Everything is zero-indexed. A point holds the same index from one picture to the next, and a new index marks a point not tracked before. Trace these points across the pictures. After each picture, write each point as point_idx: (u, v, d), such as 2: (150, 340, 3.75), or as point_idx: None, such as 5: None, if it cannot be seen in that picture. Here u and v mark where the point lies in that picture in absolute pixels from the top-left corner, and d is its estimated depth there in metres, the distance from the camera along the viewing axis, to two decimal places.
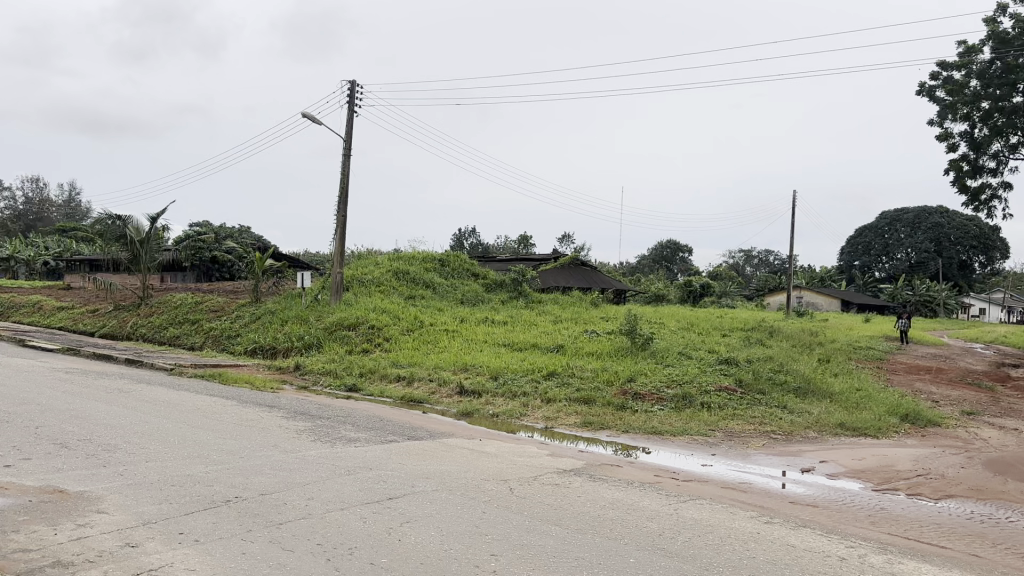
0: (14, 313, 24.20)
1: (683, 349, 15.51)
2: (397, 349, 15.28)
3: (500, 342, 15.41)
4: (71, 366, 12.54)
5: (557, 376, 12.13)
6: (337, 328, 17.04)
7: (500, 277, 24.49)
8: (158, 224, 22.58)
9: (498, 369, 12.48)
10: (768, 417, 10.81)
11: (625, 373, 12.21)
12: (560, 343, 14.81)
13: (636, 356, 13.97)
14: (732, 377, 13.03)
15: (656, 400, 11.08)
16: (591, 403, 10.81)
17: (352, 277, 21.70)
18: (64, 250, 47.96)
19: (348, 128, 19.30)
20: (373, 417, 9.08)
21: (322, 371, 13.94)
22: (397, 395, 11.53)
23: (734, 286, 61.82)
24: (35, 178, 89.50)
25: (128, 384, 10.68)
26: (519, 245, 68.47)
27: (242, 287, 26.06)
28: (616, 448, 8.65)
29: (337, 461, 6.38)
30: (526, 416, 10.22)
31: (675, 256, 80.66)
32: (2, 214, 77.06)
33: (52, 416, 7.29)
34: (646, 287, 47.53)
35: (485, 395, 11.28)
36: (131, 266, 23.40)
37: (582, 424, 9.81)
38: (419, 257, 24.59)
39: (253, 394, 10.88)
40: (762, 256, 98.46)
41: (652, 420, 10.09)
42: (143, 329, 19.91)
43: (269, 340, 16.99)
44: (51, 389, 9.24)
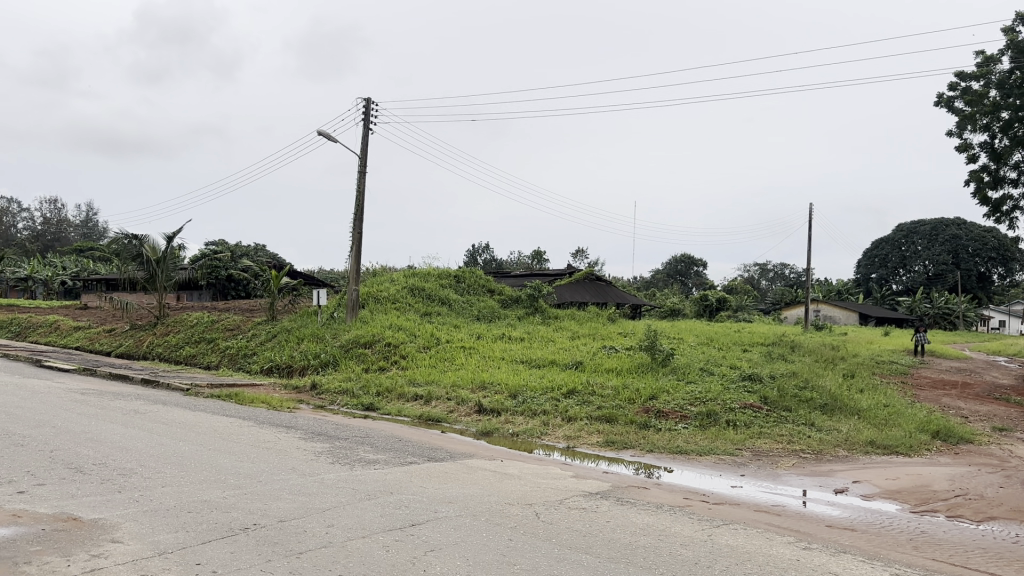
0: (31, 332, 24.26)
1: (703, 364, 15.26)
2: (414, 366, 15.12)
3: (518, 359, 15.22)
4: (87, 387, 12.45)
5: (577, 393, 11.92)
6: (353, 346, 16.91)
7: (516, 292, 24.32)
8: (174, 243, 22.58)
9: (517, 387, 12.28)
10: (795, 436, 10.55)
11: (646, 390, 11.99)
12: (579, 360, 14.60)
13: (656, 372, 13.73)
14: (756, 394, 12.77)
15: (679, 418, 10.85)
16: (613, 421, 10.59)
17: (367, 294, 21.61)
18: (81, 269, 48.32)
19: (364, 145, 19.27)
20: (392, 437, 8.90)
21: (339, 390, 13.79)
22: (415, 415, 11.35)
23: (750, 300, 61.31)
24: (53, 200, 90.46)
25: (144, 405, 10.57)
26: (532, 261, 68.33)
27: (258, 305, 26.02)
28: (641, 469, 8.43)
29: (356, 485, 6.20)
30: (547, 435, 10.02)
31: (689, 270, 80.24)
32: (20, 235, 77.89)
33: (66, 439, 7.16)
34: (662, 301, 47.16)
35: (504, 414, 11.08)
36: (148, 285, 23.40)
37: (604, 443, 9.60)
38: (434, 274, 24.49)
39: (270, 414, 10.75)
40: (778, 269, 97.83)
41: (678, 439, 9.86)
42: (159, 349, 19.87)
43: (285, 359, 16.88)
44: (66, 411, 9.13)
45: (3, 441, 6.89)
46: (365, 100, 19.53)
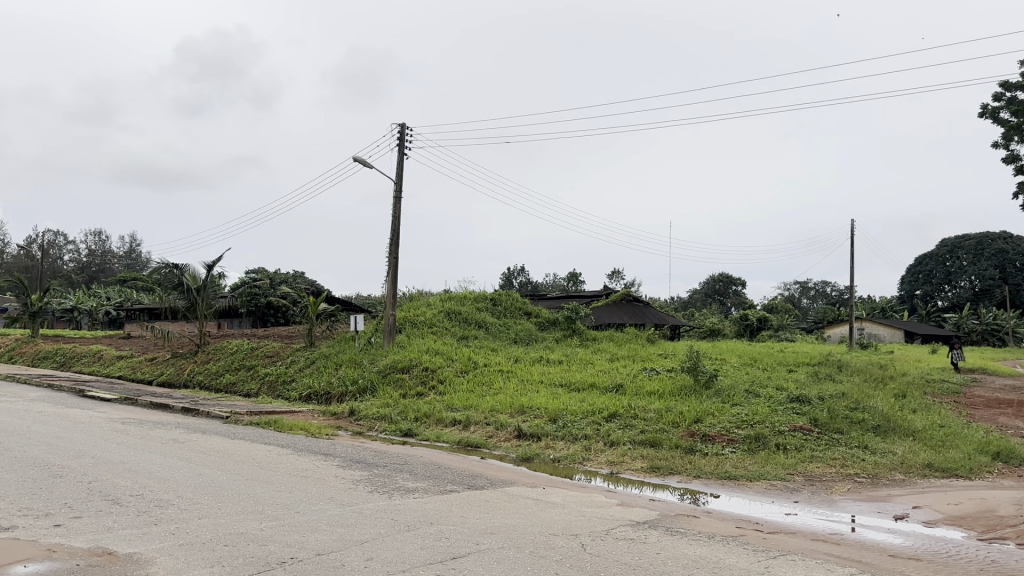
0: (76, 362, 24.64)
1: (748, 386, 14.86)
2: (452, 391, 14.96)
3: (557, 382, 14.97)
4: (128, 416, 12.49)
5: (619, 417, 11.64)
6: (390, 371, 16.82)
7: (554, 315, 24.09)
8: (214, 271, 22.81)
9: (557, 411, 12.03)
10: (849, 459, 10.15)
11: (691, 413, 11.65)
12: (619, 382, 14.31)
13: (700, 395, 13.37)
14: (805, 416, 12.36)
15: (726, 442, 10.51)
16: (657, 445, 10.28)
17: (404, 319, 21.57)
18: (125, 299, 49.31)
19: (399, 170, 19.34)
20: (431, 464, 8.73)
21: (377, 416, 13.65)
22: (454, 440, 11.17)
23: (791, 319, 60.24)
24: (98, 232, 92.93)
25: (183, 434, 10.54)
26: (567, 282, 68.13)
27: (297, 331, 26.14)
28: (689, 496, 8.15)
29: (396, 515, 6.02)
30: (589, 460, 9.76)
31: (728, 290, 79.27)
32: (67, 267, 79.97)
33: (105, 470, 7.11)
34: (701, 322, 46.54)
35: (545, 438, 10.85)
36: (189, 313, 23.64)
37: (648, 469, 9.31)
38: (471, 297, 24.40)
39: (308, 441, 10.66)
40: (819, 288, 96.11)
41: (726, 464, 9.55)
42: (200, 377, 20.00)
43: (323, 385, 16.84)
44: (106, 440, 9.12)
45: (42, 472, 6.86)
46: (400, 125, 19.64)
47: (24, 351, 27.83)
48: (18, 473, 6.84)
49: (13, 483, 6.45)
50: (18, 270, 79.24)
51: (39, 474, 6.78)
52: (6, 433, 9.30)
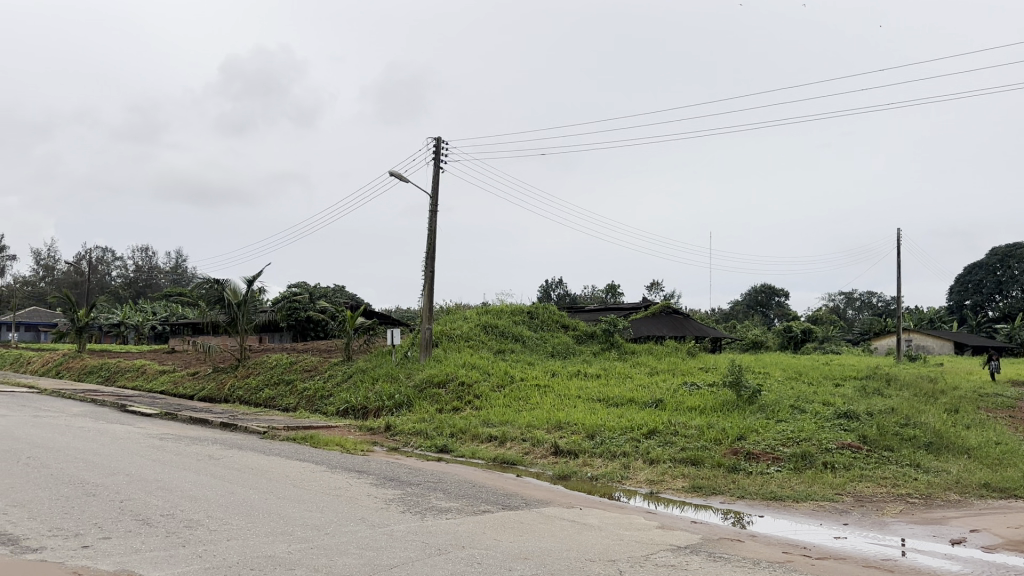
0: (120, 377, 25.02)
1: (794, 401, 14.43)
2: (488, 406, 14.78)
3: (595, 397, 14.69)
4: (166, 431, 12.56)
5: (659, 433, 11.34)
6: (426, 386, 16.71)
7: (591, 327, 23.81)
8: (254, 286, 22.99)
9: (595, 427, 11.78)
10: (900, 479, 9.73)
11: (733, 430, 11.31)
12: (659, 397, 13.99)
13: (744, 410, 13.00)
14: (853, 432, 11.94)
15: (771, 460, 10.17)
16: (699, 464, 9.98)
17: (440, 333, 21.49)
18: (170, 313, 50.23)
19: (434, 184, 19.31)
20: (466, 482, 8.55)
21: (413, 432, 13.53)
22: (490, 457, 10.98)
23: (836, 330, 58.93)
24: (144, 249, 95.11)
25: (218, 450, 10.54)
26: (606, 295, 67.72)
27: (335, 345, 26.24)
28: (731, 518, 7.88)
29: (426, 537, 5.85)
30: (628, 479, 9.49)
31: (770, 301, 77.97)
32: (115, 283, 81.91)
33: (138, 488, 7.10)
34: (744, 334, 45.75)
35: (582, 455, 10.61)
36: (229, 328, 23.89)
37: (690, 488, 9.02)
38: (507, 311, 24.24)
39: (342, 457, 10.56)
40: (864, 298, 94.18)
41: (770, 484, 9.22)
42: (240, 391, 20.12)
43: (360, 400, 16.80)
44: (141, 457, 9.13)
45: (75, 491, 6.87)
46: (435, 139, 19.62)
47: (71, 366, 28.38)
48: (53, 490, 6.85)
49: (47, 501, 6.44)
50: (69, 286, 81.32)
51: (73, 492, 6.79)
52: (45, 449, 9.37)
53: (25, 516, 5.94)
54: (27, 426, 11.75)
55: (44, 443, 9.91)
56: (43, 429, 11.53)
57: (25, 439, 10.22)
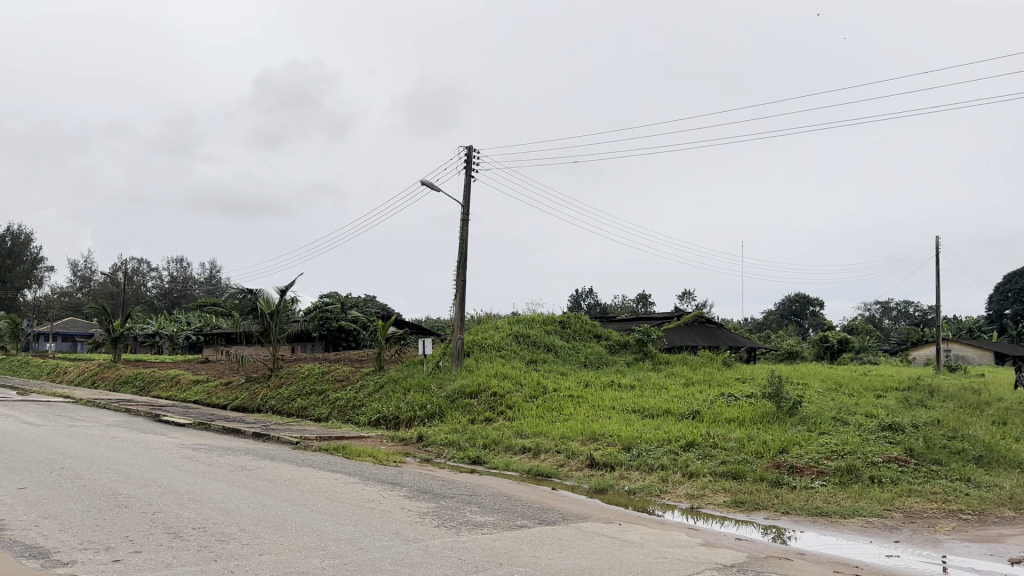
0: (155, 387, 25.23)
1: (836, 413, 14.03)
2: (521, 417, 14.57)
3: (629, 409, 14.41)
4: (199, 442, 12.54)
5: (697, 446, 11.05)
6: (458, 396, 16.55)
7: (624, 337, 23.51)
8: (286, 296, 23.06)
9: (631, 439, 11.52)
10: (951, 494, 9.34)
11: (775, 442, 10.99)
12: (696, 409, 13.68)
13: (784, 423, 12.65)
14: (899, 445, 11.54)
15: (816, 474, 9.84)
16: (740, 478, 9.68)
17: (472, 342, 21.34)
18: (205, 323, 50.79)
19: (466, 193, 19.21)
20: (500, 495, 8.36)
21: (445, 443, 13.36)
22: (524, 469, 10.77)
23: (873, 340, 57.79)
24: (180, 260, 96.52)
25: (250, 460, 10.46)
26: (637, 304, 67.19)
27: (367, 355, 26.22)
28: (773, 534, 7.62)
29: (463, 553, 5.66)
30: (666, 493, 9.22)
31: (804, 310, 76.82)
32: (150, 294, 83.17)
33: (170, 500, 7.02)
34: (778, 344, 45.00)
35: (619, 468, 10.36)
36: (262, 338, 23.97)
37: (732, 503, 8.74)
38: (539, 320, 24.03)
39: (375, 469, 10.43)
40: (901, 307, 92.41)
41: (816, 498, 8.91)
42: (272, 402, 20.13)
43: (392, 410, 16.69)
44: (174, 468, 9.07)
45: (107, 502, 6.81)
46: (466, 148, 19.53)
47: (107, 376, 28.72)
48: (85, 502, 6.80)
49: (78, 513, 6.39)
50: (106, 296, 82.73)
51: (105, 504, 6.74)
52: (79, 459, 9.37)
53: (57, 529, 5.88)
54: (63, 436, 11.82)
55: (79, 453, 9.91)
56: (78, 439, 11.59)
57: (60, 449, 10.24)
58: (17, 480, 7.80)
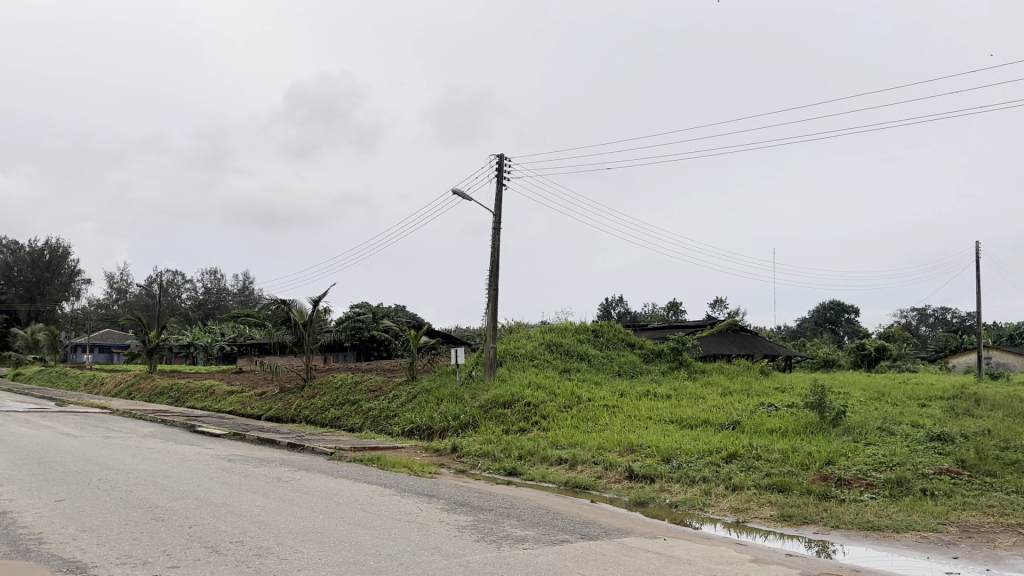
0: (190, 398, 25.40)
1: (881, 423, 13.63)
2: (556, 427, 14.35)
3: (667, 419, 14.12)
4: (235, 452, 12.52)
5: (739, 458, 10.77)
6: (491, 406, 16.38)
7: (659, 345, 23.19)
8: (319, 306, 23.10)
9: (670, 450, 11.27)
10: (1008, 507, 8.95)
11: (821, 454, 10.68)
12: (736, 419, 13.37)
13: (828, 434, 12.29)
14: (950, 456, 11.15)
15: (865, 487, 9.51)
16: (787, 491, 9.39)
17: (504, 352, 21.19)
18: (238, 333, 51.26)
19: (498, 202, 19.10)
20: (540, 508, 8.17)
21: (480, 453, 13.20)
22: (561, 481, 10.56)
23: (911, 348, 56.61)
24: (213, 272, 97.85)
25: (286, 471, 10.38)
26: (669, 312, 66.64)
27: (399, 365, 26.18)
28: (819, 548, 7.38)
29: (506, 570, 5.49)
30: (710, 507, 8.96)
31: (839, 317, 75.64)
32: (185, 306, 84.31)
33: (207, 513, 6.95)
34: (814, 352, 44.26)
35: (659, 480, 10.12)
36: (296, 348, 24.03)
37: (779, 517, 8.47)
38: (572, 329, 23.80)
39: (410, 480, 10.29)
40: (938, 314, 90.77)
41: (866, 512, 8.60)
42: (306, 411, 20.15)
43: (425, 420, 16.58)
44: (211, 480, 9.03)
45: (144, 515, 6.76)
46: (497, 156, 19.42)
47: (143, 387, 29.01)
48: (122, 515, 6.75)
49: (115, 526, 6.34)
50: (141, 308, 84.01)
51: (142, 517, 6.68)
52: (116, 471, 9.37)
53: (95, 543, 5.83)
54: (99, 447, 11.87)
55: (116, 464, 9.92)
56: (114, 450, 11.63)
57: (97, 460, 10.26)
58: (55, 492, 7.80)
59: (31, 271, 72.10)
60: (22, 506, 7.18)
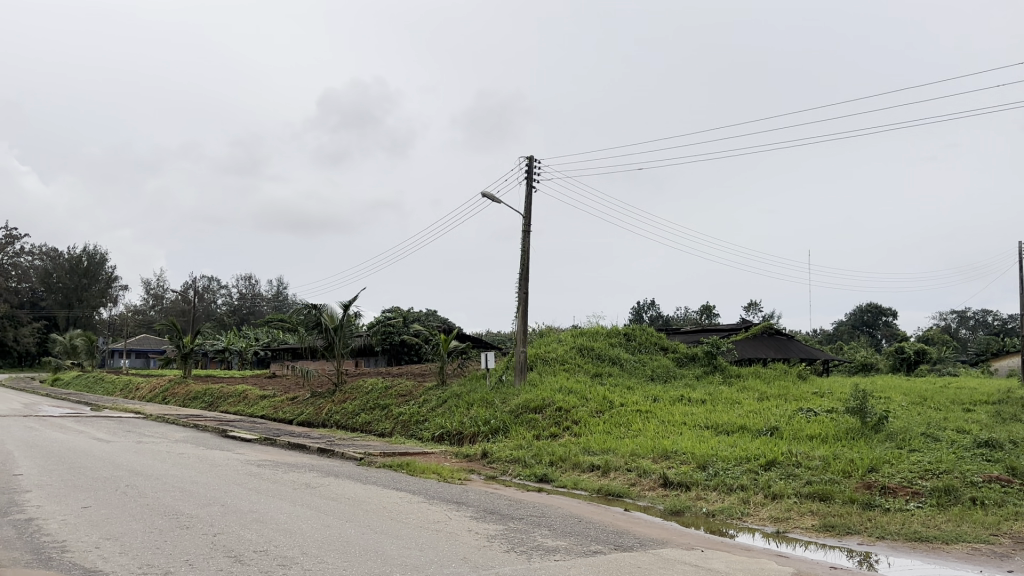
0: (223, 402, 25.54)
1: (925, 429, 13.16)
2: (588, 433, 14.08)
3: (702, 425, 13.77)
4: (264, 458, 12.45)
5: (778, 465, 10.43)
6: (522, 411, 16.16)
7: (692, 349, 22.79)
8: (350, 311, 23.07)
9: (706, 457, 10.95)
10: None
11: (863, 461, 10.29)
12: (774, 425, 13.00)
13: (870, 440, 11.87)
14: (999, 463, 10.67)
15: (911, 495, 9.11)
16: (829, 499, 9.05)
17: (535, 356, 20.97)
18: (271, 338, 51.66)
19: (528, 205, 18.90)
20: (572, 517, 7.93)
21: (511, 459, 12.99)
22: (594, 488, 10.30)
23: (951, 351, 55.25)
24: (247, 278, 99.03)
25: (314, 478, 10.26)
26: (701, 316, 65.88)
27: (430, 369, 26.02)
28: (860, 559, 7.11)
29: None
30: (748, 516, 8.65)
31: (877, 320, 74.26)
32: (219, 311, 85.35)
33: (232, 521, 6.84)
34: (851, 356, 43.40)
35: (695, 488, 9.82)
36: (327, 353, 24.03)
37: (821, 527, 8.14)
38: (604, 333, 23.51)
39: (440, 487, 10.09)
40: (979, 317, 88.94)
41: (914, 522, 8.21)
42: (337, 416, 20.10)
43: (455, 425, 16.41)
44: (238, 486, 8.92)
45: (168, 523, 6.66)
46: (527, 158, 19.24)
47: (177, 392, 29.26)
48: (146, 522, 6.67)
49: (139, 534, 6.25)
50: (177, 314, 85.19)
51: (167, 525, 6.59)
52: (145, 477, 9.32)
53: (117, 551, 5.74)
54: (130, 452, 11.88)
55: (145, 470, 9.88)
56: (144, 455, 11.63)
57: (127, 466, 10.24)
58: (83, 498, 7.77)
59: (69, 278, 73.49)
60: (48, 512, 7.13)
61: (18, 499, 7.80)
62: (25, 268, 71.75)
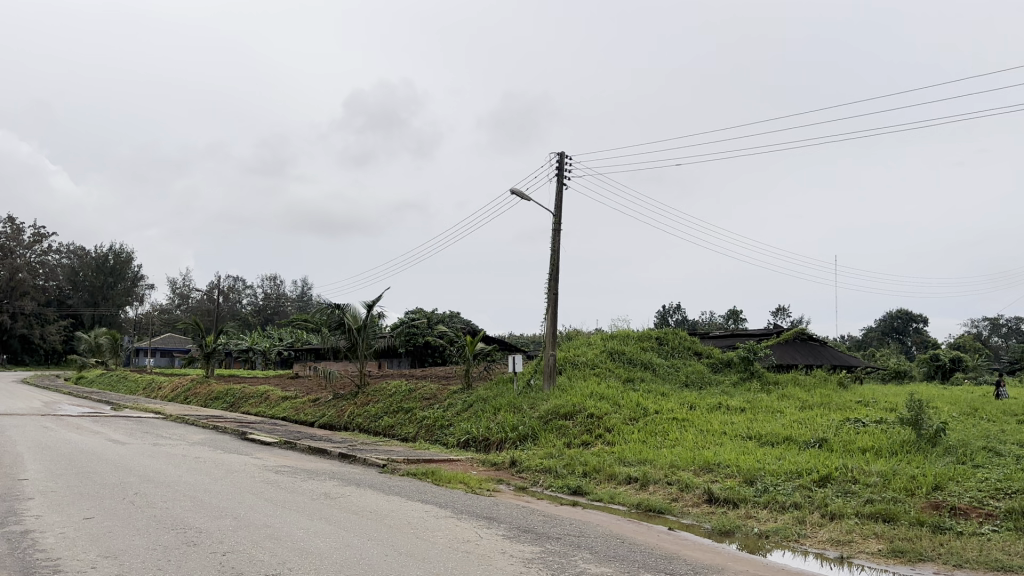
0: (244, 403, 25.16)
1: (985, 442, 12.27)
2: (622, 442, 13.36)
3: (744, 434, 13.03)
4: (283, 464, 11.88)
5: (833, 482, 9.66)
6: (551, 418, 15.47)
7: (727, 354, 21.97)
8: (373, 311, 22.47)
9: (754, 471, 10.20)
10: None
11: (927, 478, 9.51)
12: (823, 436, 12.21)
13: (929, 454, 11.06)
14: None
15: (984, 517, 8.29)
16: (892, 521, 8.28)
17: (564, 360, 20.33)
18: (296, 337, 51.39)
19: (558, 203, 18.24)
20: (615, 539, 7.22)
21: (542, 469, 12.29)
22: (633, 503, 9.59)
23: (986, 359, 53.65)
24: (273, 279, 99.45)
25: (335, 487, 9.65)
26: (727, 321, 64.90)
27: (454, 372, 25.50)
28: None
29: None
30: (806, 539, 7.90)
31: (907, 327, 72.72)
32: (244, 312, 85.69)
33: (244, 537, 6.25)
34: (885, 364, 42.21)
35: (744, 505, 9.10)
36: (350, 353, 23.49)
37: (889, 553, 7.37)
38: (636, 336, 22.77)
39: (467, 500, 9.44)
40: (1010, 326, 87.22)
41: (993, 548, 7.36)
42: (359, 420, 19.55)
43: (482, 431, 15.76)
44: (253, 496, 8.34)
45: (174, 540, 6.08)
46: (558, 155, 18.55)
47: (199, 392, 28.89)
48: (151, 538, 6.10)
49: (142, 552, 5.66)
50: (203, 314, 85.57)
51: (172, 541, 6.01)
52: (156, 484, 8.78)
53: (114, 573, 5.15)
54: (145, 456, 11.38)
55: (157, 477, 9.34)
56: (159, 460, 11.11)
57: (139, 472, 9.71)
58: (86, 508, 7.22)
59: (95, 277, 74.18)
60: (47, 524, 6.59)
61: (18, 507, 7.27)
62: (54, 266, 72.28)
